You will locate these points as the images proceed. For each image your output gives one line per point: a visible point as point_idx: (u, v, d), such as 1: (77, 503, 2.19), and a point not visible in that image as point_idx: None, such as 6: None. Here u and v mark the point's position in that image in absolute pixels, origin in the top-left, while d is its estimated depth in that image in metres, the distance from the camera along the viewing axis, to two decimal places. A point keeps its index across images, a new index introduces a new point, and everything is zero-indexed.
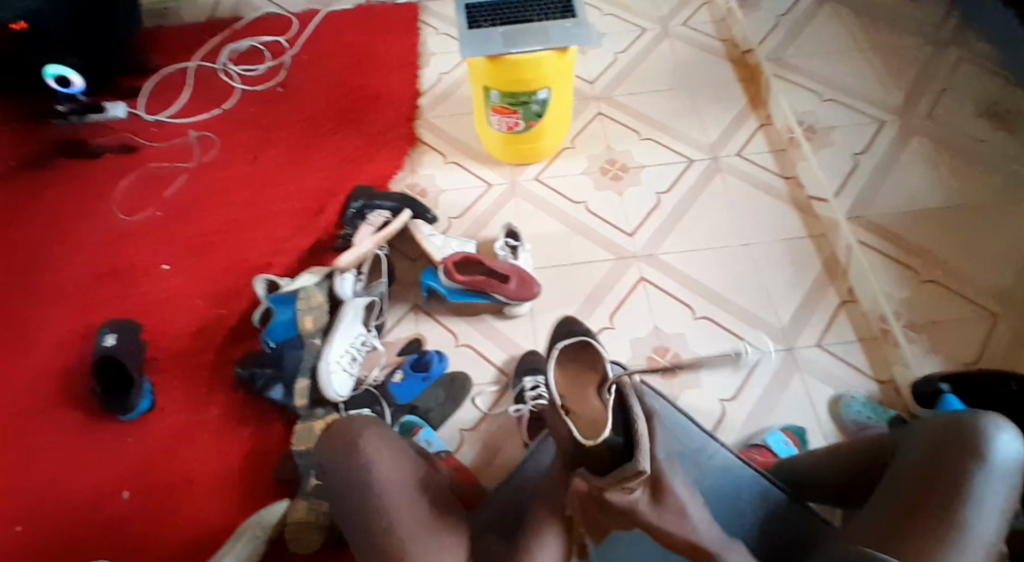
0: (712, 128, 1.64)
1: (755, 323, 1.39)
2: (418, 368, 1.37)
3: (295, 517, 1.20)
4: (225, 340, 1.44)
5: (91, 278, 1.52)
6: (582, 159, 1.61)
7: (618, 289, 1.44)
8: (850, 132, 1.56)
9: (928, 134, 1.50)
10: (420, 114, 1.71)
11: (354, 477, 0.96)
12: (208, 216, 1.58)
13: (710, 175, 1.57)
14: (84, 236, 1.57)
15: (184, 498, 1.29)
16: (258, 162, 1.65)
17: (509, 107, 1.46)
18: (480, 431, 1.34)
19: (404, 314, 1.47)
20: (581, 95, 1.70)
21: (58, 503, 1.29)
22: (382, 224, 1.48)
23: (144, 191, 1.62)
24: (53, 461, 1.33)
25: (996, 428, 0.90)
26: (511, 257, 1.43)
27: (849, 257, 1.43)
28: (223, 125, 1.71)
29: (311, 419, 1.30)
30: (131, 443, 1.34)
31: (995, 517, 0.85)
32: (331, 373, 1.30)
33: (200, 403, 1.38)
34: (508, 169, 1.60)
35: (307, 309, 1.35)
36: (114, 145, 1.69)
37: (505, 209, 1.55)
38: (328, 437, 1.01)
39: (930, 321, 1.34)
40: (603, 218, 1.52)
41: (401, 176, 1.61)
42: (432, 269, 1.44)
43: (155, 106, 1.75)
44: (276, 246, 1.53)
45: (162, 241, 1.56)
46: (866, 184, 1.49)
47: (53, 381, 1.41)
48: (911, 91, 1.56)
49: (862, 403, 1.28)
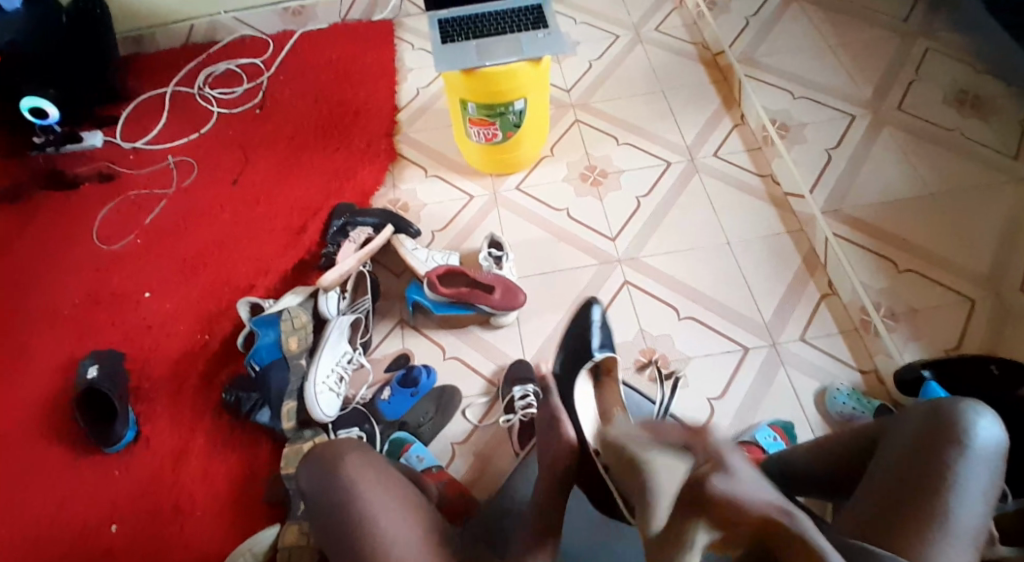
0: (688, 130, 1.66)
1: (739, 320, 1.40)
2: (406, 384, 1.36)
3: (287, 542, 1.18)
4: (212, 364, 1.43)
5: (73, 308, 1.50)
6: (561, 167, 1.62)
7: (603, 294, 1.44)
8: (824, 128, 1.57)
9: (900, 126, 1.48)
10: (399, 129, 1.71)
11: (338, 497, 0.95)
12: (190, 240, 1.57)
13: (688, 176, 1.58)
14: (65, 266, 1.55)
15: (175, 525, 1.27)
16: (238, 184, 1.64)
17: (487, 119, 1.47)
18: (471, 444, 1.33)
19: (390, 330, 1.46)
20: (558, 104, 1.72)
21: (44, 538, 1.26)
22: (364, 240, 1.48)
23: (123, 218, 1.61)
24: (40, 494, 1.31)
25: (976, 413, 0.91)
26: (496, 267, 1.44)
27: (825, 251, 1.46)
28: (202, 149, 1.70)
29: (300, 441, 1.29)
30: (120, 472, 1.33)
31: (978, 503, 0.86)
32: (318, 395, 1.30)
33: (188, 429, 1.36)
34: (489, 180, 1.61)
35: (292, 330, 1.36)
36: (91, 174, 1.68)
37: (487, 220, 1.55)
38: (313, 458, 1.01)
39: (911, 309, 1.36)
40: (584, 223, 1.53)
41: (383, 191, 1.61)
42: (416, 284, 1.44)
43: (132, 133, 1.74)
44: (259, 266, 1.53)
45: (143, 268, 1.55)
46: (840, 181, 1.51)
47: (37, 414, 1.39)
48: (882, 86, 1.53)
49: (847, 395, 1.30)
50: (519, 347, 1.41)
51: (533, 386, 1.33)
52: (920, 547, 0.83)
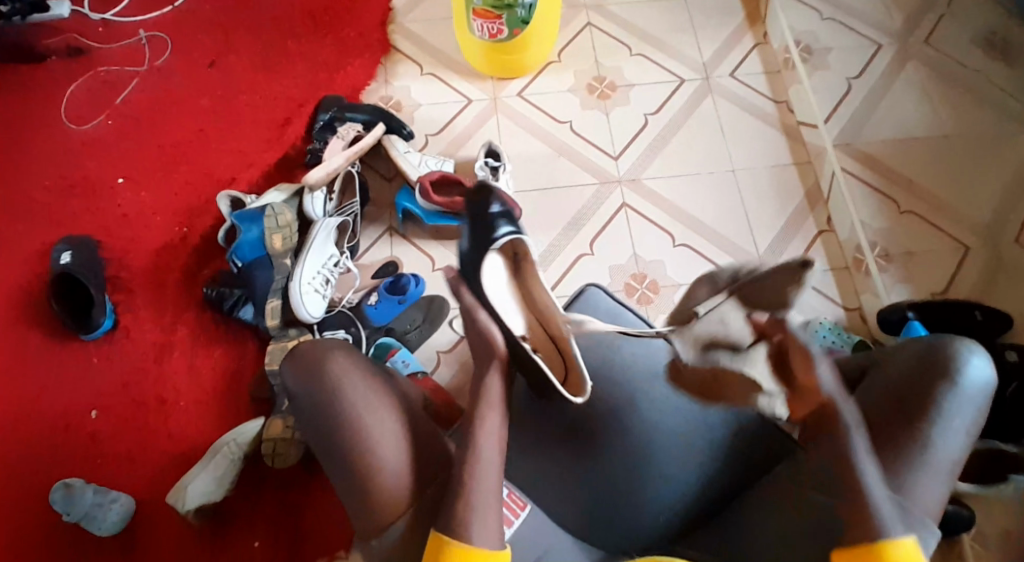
0: (706, 45, 1.55)
1: (737, 252, 1.38)
2: (394, 290, 1.34)
3: (271, 434, 1.20)
4: (192, 259, 1.38)
5: (44, 189, 1.42)
6: (568, 76, 1.52)
7: (601, 214, 1.40)
8: (849, 54, 1.48)
9: (924, 60, 1.43)
10: (393, 18, 1.58)
11: (327, 406, 0.94)
12: (167, 124, 1.48)
13: (700, 97, 1.50)
14: (34, 142, 1.46)
15: (158, 415, 1.27)
16: (215, 67, 1.52)
17: (492, 11, 1.36)
18: (456, 353, 1.34)
19: (379, 237, 1.42)
20: (570, 4, 1.60)
21: (27, 424, 1.26)
22: (353, 138, 1.40)
23: (93, 94, 1.50)
24: (20, 380, 1.30)
25: (969, 351, 0.90)
26: (491, 178, 1.37)
27: (831, 187, 1.41)
28: (176, 24, 1.57)
29: (284, 339, 1.28)
30: (101, 361, 1.31)
31: (958, 436, 0.88)
32: (303, 295, 1.27)
33: (169, 321, 1.34)
34: (491, 83, 1.51)
35: (275, 227, 1.31)
36: (58, 47, 1.54)
37: (486, 126, 1.47)
38: (296, 357, 0.99)
39: (905, 252, 1.35)
40: (588, 139, 1.46)
41: (374, 87, 1.51)
42: (406, 190, 1.39)
43: (100, 1, 1.59)
44: (241, 159, 1.45)
45: (117, 152, 1.46)
46: (858, 112, 1.44)
47: (12, 299, 1.35)
48: (913, 15, 1.47)
49: (829, 329, 1.31)
50: None
51: None
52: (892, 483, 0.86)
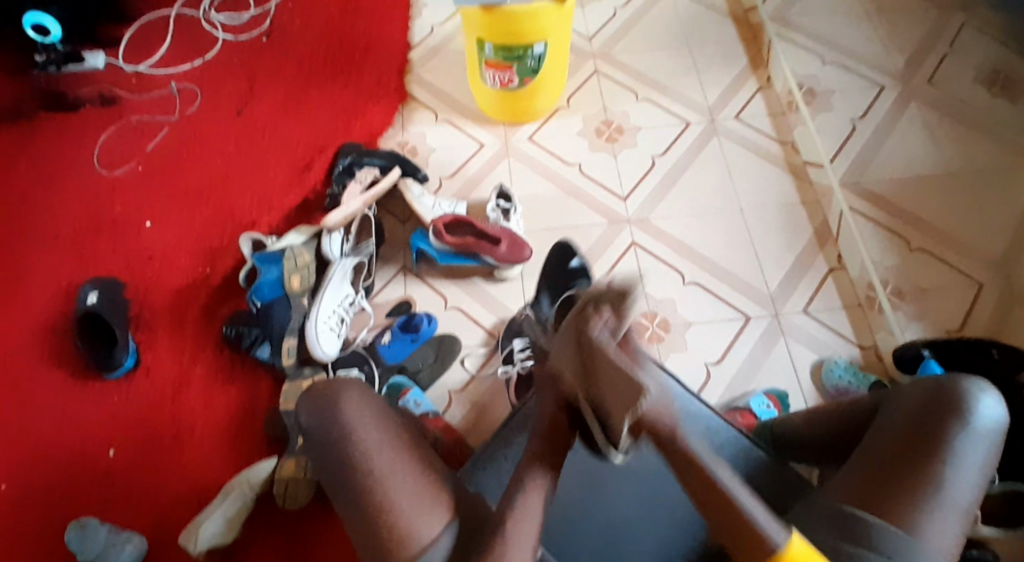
0: (710, 89, 1.60)
1: (747, 290, 1.39)
2: (407, 329, 1.36)
3: (283, 474, 1.21)
4: (211, 299, 1.42)
5: (74, 232, 1.48)
6: (576, 120, 1.57)
7: (611, 252, 1.42)
8: (851, 97, 1.52)
9: (928, 101, 1.45)
10: (410, 68, 1.66)
11: (336, 437, 0.94)
12: (193, 170, 1.54)
13: (706, 138, 1.54)
14: (66, 188, 1.53)
15: (173, 453, 1.29)
16: (242, 116, 1.60)
17: (504, 62, 1.42)
18: (468, 392, 1.34)
19: (393, 276, 1.45)
20: (578, 53, 1.65)
21: (44, 457, 1.29)
22: (370, 182, 1.45)
23: (125, 143, 1.58)
24: (40, 416, 1.32)
25: (979, 391, 0.90)
26: (503, 219, 1.41)
27: (839, 225, 1.43)
28: (206, 76, 1.65)
29: (299, 378, 1.30)
30: (120, 399, 1.34)
31: (972, 476, 0.86)
32: (319, 334, 1.30)
33: (187, 360, 1.37)
34: (502, 129, 1.57)
35: (294, 268, 1.34)
36: (92, 96, 1.63)
37: (497, 170, 1.52)
38: (311, 395, 0.99)
39: (918, 288, 1.35)
40: (597, 180, 1.50)
41: (391, 133, 1.57)
42: (421, 231, 1.43)
43: (134, 55, 1.68)
44: (262, 202, 1.50)
45: (144, 195, 1.52)
46: (864, 149, 1.47)
47: (37, 336, 1.39)
48: (915, 55, 1.49)
49: (844, 368, 1.30)
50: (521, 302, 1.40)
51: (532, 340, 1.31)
52: (906, 521, 0.83)
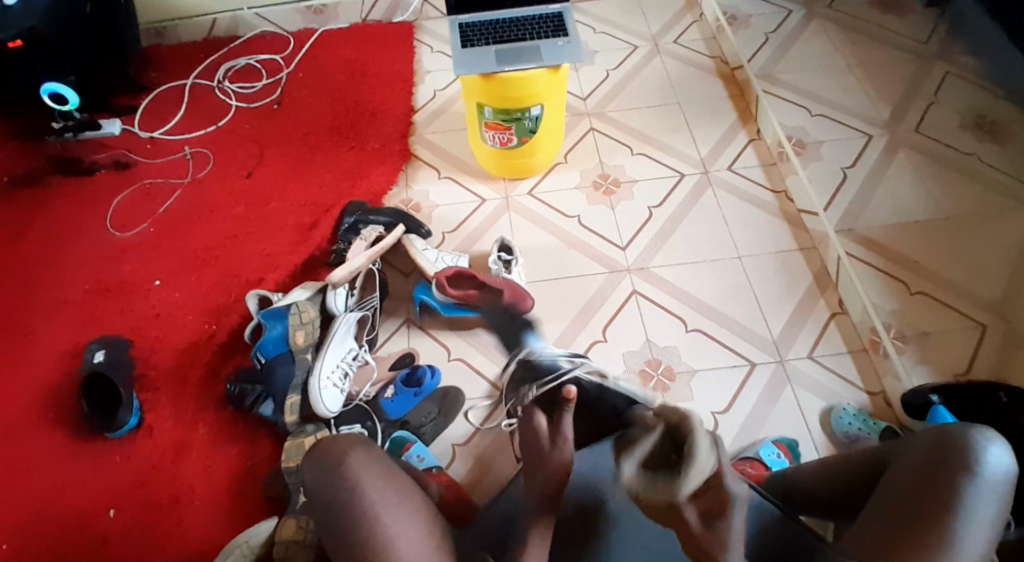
0: (702, 143, 1.66)
1: (749, 336, 1.39)
2: (410, 384, 1.35)
3: (283, 536, 1.15)
4: (216, 357, 1.43)
5: (84, 293, 1.51)
6: (574, 175, 1.62)
7: (611, 302, 1.44)
8: (839, 146, 1.57)
9: (917, 147, 1.49)
10: (414, 130, 1.72)
11: (339, 492, 0.92)
12: (203, 231, 1.58)
13: (701, 189, 1.58)
14: (79, 251, 1.56)
15: (173, 514, 1.27)
16: (251, 178, 1.65)
17: (502, 124, 1.47)
18: (471, 447, 1.32)
19: (396, 330, 1.46)
20: (574, 113, 1.72)
21: (43, 520, 1.26)
22: (375, 239, 1.48)
23: (137, 207, 1.62)
24: (41, 477, 1.31)
25: (986, 440, 0.89)
26: (504, 271, 1.43)
27: (837, 271, 1.45)
28: (217, 142, 1.72)
29: (301, 436, 1.28)
30: (123, 458, 1.33)
31: (984, 529, 0.84)
32: (322, 390, 1.30)
33: (191, 419, 1.36)
34: (502, 184, 1.61)
35: (298, 324, 1.36)
36: (108, 162, 1.69)
37: (498, 224, 1.55)
38: (314, 456, 0.98)
39: (921, 333, 1.34)
40: (596, 232, 1.53)
41: (395, 191, 1.62)
42: (424, 284, 1.44)
43: (149, 123, 1.75)
44: (269, 261, 1.53)
45: (154, 257, 1.55)
46: (855, 197, 1.50)
47: (42, 397, 1.39)
48: (900, 106, 1.54)
49: (854, 415, 1.29)
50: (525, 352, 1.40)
51: None
52: None
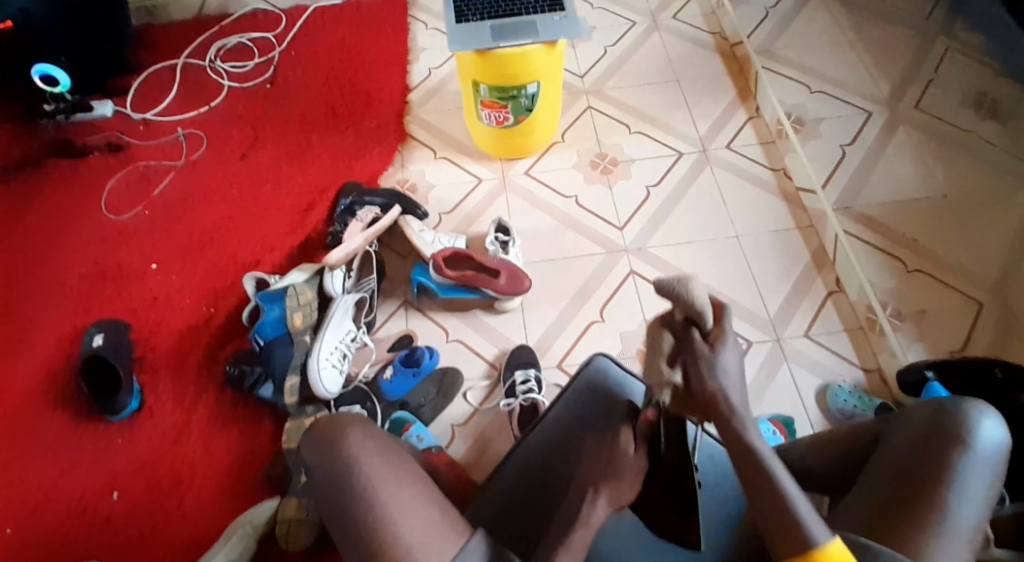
0: (701, 121, 1.64)
1: (747, 316, 1.40)
2: (409, 363, 1.36)
3: (286, 514, 1.19)
4: (214, 341, 1.43)
5: (81, 277, 1.51)
6: (571, 154, 1.61)
7: (608, 282, 1.44)
8: (839, 124, 1.56)
9: (914, 126, 1.46)
10: (410, 109, 1.70)
11: (333, 480, 0.93)
12: (199, 213, 1.58)
13: (698, 168, 1.57)
14: (75, 235, 1.56)
15: (175, 496, 1.28)
16: (247, 159, 1.64)
17: (499, 102, 1.46)
18: (471, 426, 1.33)
19: (395, 310, 1.46)
20: (571, 90, 1.70)
21: (47, 503, 1.28)
22: (371, 220, 1.47)
23: (132, 189, 1.62)
24: (43, 461, 1.32)
25: (980, 414, 0.90)
26: (502, 252, 1.42)
27: (836, 249, 1.44)
28: (212, 123, 1.70)
29: (301, 416, 1.31)
30: (123, 441, 1.34)
31: (976, 504, 0.85)
32: (321, 371, 1.30)
33: (190, 402, 1.37)
34: (499, 164, 1.60)
35: (297, 305, 1.35)
36: (101, 144, 1.68)
37: (496, 204, 1.55)
38: (313, 433, 0.98)
39: (918, 311, 1.35)
40: (594, 211, 1.53)
41: (391, 172, 1.61)
42: (422, 265, 1.44)
43: (142, 104, 1.74)
44: (266, 243, 1.53)
45: (151, 240, 1.55)
46: (853, 176, 1.50)
47: (41, 382, 1.40)
48: (901, 83, 1.50)
49: (848, 392, 1.30)
50: (523, 333, 1.41)
51: (535, 371, 1.33)
52: (910, 549, 0.82)
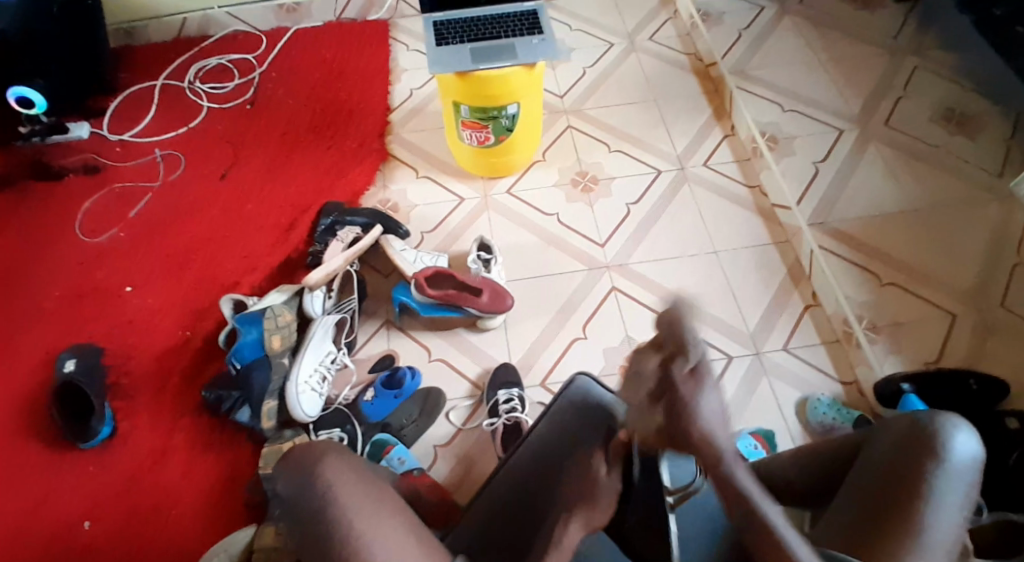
0: (679, 139, 1.67)
1: (727, 330, 1.41)
2: (390, 385, 1.34)
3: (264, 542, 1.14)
4: (192, 363, 1.41)
5: (55, 300, 1.48)
6: (552, 173, 1.62)
7: (589, 301, 1.45)
8: (814, 141, 1.59)
9: (886, 141, 1.54)
10: (390, 129, 1.71)
11: (317, 502, 0.91)
12: (177, 234, 1.56)
13: (677, 185, 1.59)
14: (48, 257, 1.53)
15: (151, 523, 1.25)
16: (225, 181, 1.63)
17: (479, 122, 1.47)
18: (453, 447, 1.32)
19: (376, 331, 1.45)
20: (551, 110, 1.72)
21: (16, 533, 1.24)
22: (352, 240, 1.47)
23: (108, 211, 1.60)
24: (14, 488, 1.28)
25: (955, 428, 0.91)
26: (484, 270, 1.43)
27: (812, 264, 1.46)
28: (190, 144, 1.69)
29: (279, 440, 1.28)
30: (98, 468, 1.30)
31: (953, 516, 0.86)
32: (299, 395, 1.29)
33: (167, 427, 1.34)
34: (480, 183, 1.61)
35: (276, 328, 1.33)
36: (75, 165, 1.66)
37: (477, 222, 1.55)
38: (290, 460, 0.97)
39: (894, 323, 1.36)
40: (575, 229, 1.54)
41: (372, 192, 1.61)
42: (404, 285, 1.43)
43: (118, 125, 1.72)
44: (245, 264, 1.52)
45: (127, 261, 1.53)
46: (827, 192, 1.52)
47: (13, 408, 1.36)
48: (871, 98, 1.60)
49: (828, 405, 1.31)
50: (506, 351, 1.41)
51: (518, 389, 1.33)
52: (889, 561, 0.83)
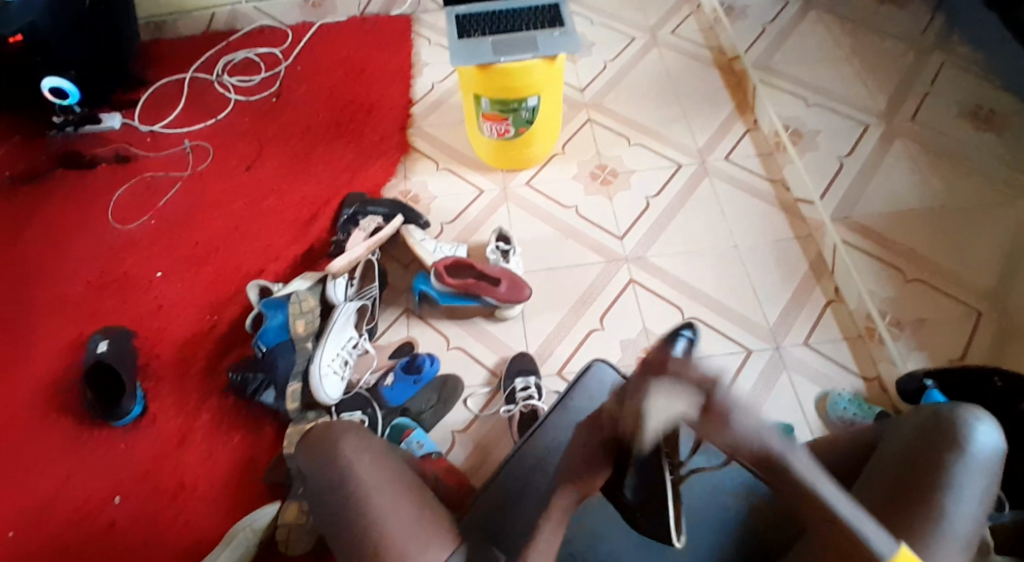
0: (699, 133, 1.67)
1: (746, 324, 1.40)
2: (410, 370, 1.36)
3: (286, 520, 1.18)
4: (217, 348, 1.44)
5: (87, 285, 1.52)
6: (572, 165, 1.63)
7: (607, 292, 1.45)
8: (836, 135, 1.58)
9: (911, 138, 1.52)
10: (412, 122, 1.73)
11: (335, 478, 0.93)
12: (203, 225, 1.59)
13: (698, 179, 1.59)
14: (81, 244, 1.58)
15: (176, 502, 1.28)
16: (251, 171, 1.66)
17: (500, 114, 1.48)
18: (471, 433, 1.33)
19: (396, 318, 1.47)
20: (571, 103, 1.73)
21: (47, 509, 1.28)
22: (374, 229, 1.50)
23: (138, 199, 1.64)
24: (45, 466, 1.32)
25: (975, 419, 0.89)
26: (502, 261, 1.44)
27: (834, 258, 1.45)
28: (218, 136, 1.73)
29: (303, 422, 1.31)
30: (124, 447, 1.34)
31: (974, 505, 0.84)
32: (322, 377, 1.31)
33: (193, 408, 1.37)
34: (500, 175, 1.62)
35: (299, 313, 1.36)
36: (108, 156, 1.70)
37: (497, 214, 1.57)
38: (310, 440, 0.98)
39: (917, 319, 1.35)
40: (593, 221, 1.54)
41: (394, 183, 1.63)
42: (423, 274, 1.45)
43: (149, 117, 1.77)
44: (269, 252, 1.55)
45: (156, 248, 1.57)
46: (852, 185, 1.51)
47: (44, 388, 1.40)
48: (894, 100, 1.58)
49: (849, 400, 1.29)
50: (523, 341, 1.41)
51: (535, 378, 1.34)
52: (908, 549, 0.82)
